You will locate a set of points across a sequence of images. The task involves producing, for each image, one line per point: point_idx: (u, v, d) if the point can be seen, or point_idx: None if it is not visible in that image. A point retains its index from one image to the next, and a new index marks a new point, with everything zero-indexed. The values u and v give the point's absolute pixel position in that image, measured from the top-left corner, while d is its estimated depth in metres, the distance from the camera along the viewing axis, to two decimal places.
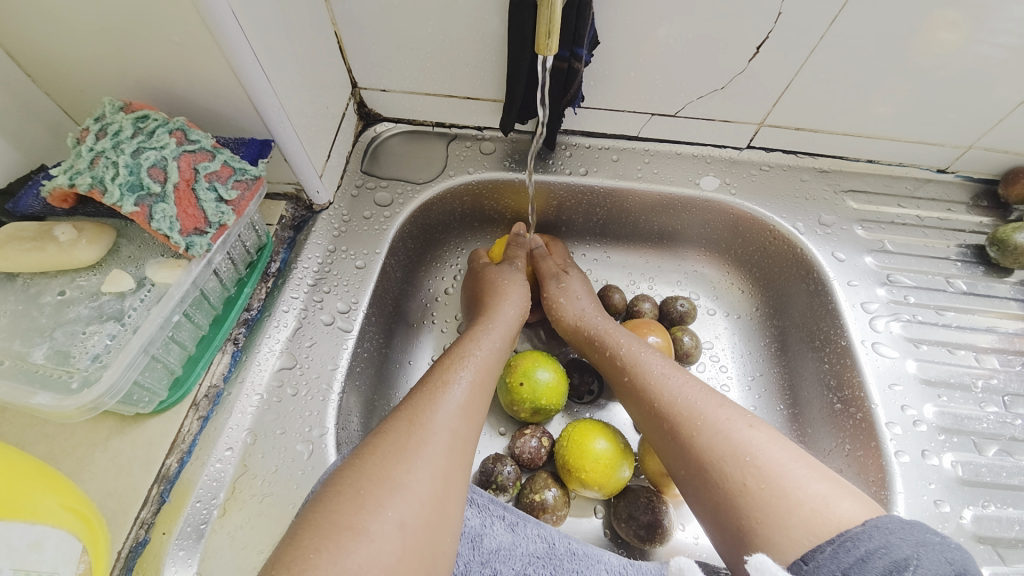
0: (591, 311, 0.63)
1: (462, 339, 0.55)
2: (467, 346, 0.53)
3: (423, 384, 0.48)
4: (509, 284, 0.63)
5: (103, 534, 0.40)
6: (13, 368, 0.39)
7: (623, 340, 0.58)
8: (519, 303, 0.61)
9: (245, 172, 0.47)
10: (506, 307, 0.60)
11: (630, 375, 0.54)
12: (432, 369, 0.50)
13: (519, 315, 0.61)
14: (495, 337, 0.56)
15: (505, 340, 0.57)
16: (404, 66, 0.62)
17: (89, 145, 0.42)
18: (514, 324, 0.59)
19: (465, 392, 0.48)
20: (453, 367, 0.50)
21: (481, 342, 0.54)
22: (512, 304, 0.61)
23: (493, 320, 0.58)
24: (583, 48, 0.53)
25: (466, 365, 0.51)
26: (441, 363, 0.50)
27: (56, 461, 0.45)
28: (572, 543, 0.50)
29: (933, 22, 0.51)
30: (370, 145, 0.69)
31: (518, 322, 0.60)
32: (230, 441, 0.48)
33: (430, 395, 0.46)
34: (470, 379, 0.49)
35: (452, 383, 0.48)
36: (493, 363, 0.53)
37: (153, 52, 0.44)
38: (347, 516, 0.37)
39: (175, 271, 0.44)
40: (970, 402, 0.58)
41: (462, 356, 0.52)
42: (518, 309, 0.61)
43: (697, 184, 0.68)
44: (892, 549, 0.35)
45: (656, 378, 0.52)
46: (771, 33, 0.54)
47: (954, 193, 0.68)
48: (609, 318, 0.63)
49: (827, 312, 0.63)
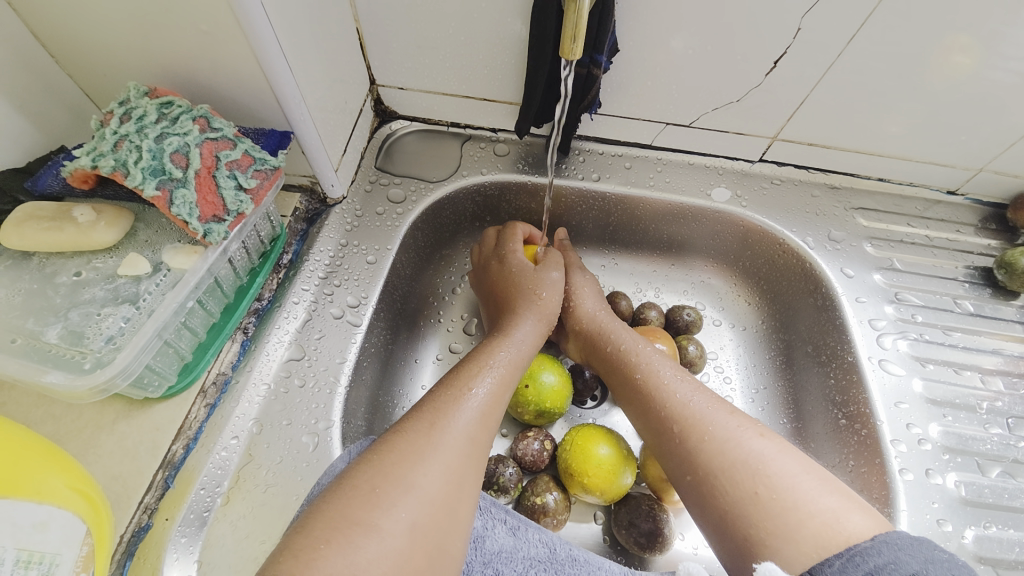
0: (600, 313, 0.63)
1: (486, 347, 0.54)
2: (490, 353, 0.53)
3: (444, 387, 0.47)
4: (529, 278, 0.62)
5: (107, 517, 0.40)
6: (25, 346, 0.39)
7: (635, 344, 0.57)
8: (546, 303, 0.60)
9: (265, 163, 0.47)
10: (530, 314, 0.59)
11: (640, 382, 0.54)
12: (457, 372, 0.50)
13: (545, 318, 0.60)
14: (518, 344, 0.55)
15: (530, 350, 0.56)
16: (424, 65, 0.62)
17: (113, 128, 0.42)
18: (539, 332, 0.59)
19: (485, 399, 0.47)
20: (476, 373, 0.50)
21: (505, 351, 0.54)
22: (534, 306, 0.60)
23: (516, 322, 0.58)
24: (603, 54, 0.53)
25: (491, 371, 0.50)
26: (466, 369, 0.50)
27: (61, 442, 0.45)
28: (573, 549, 0.50)
29: (948, 45, 0.51)
30: (385, 142, 0.69)
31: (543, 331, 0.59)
32: (236, 430, 0.48)
33: (452, 399, 0.46)
34: (491, 388, 0.49)
35: (475, 390, 0.48)
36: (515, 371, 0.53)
37: (179, 40, 0.44)
38: (359, 511, 0.37)
39: (191, 257, 0.45)
40: (973, 423, 0.58)
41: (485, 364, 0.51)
42: (542, 310, 0.60)
43: (709, 195, 0.68)
44: (900, 565, 0.34)
45: (666, 384, 0.52)
46: (789, 48, 0.54)
47: (963, 215, 0.69)
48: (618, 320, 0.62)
49: (835, 327, 0.63)
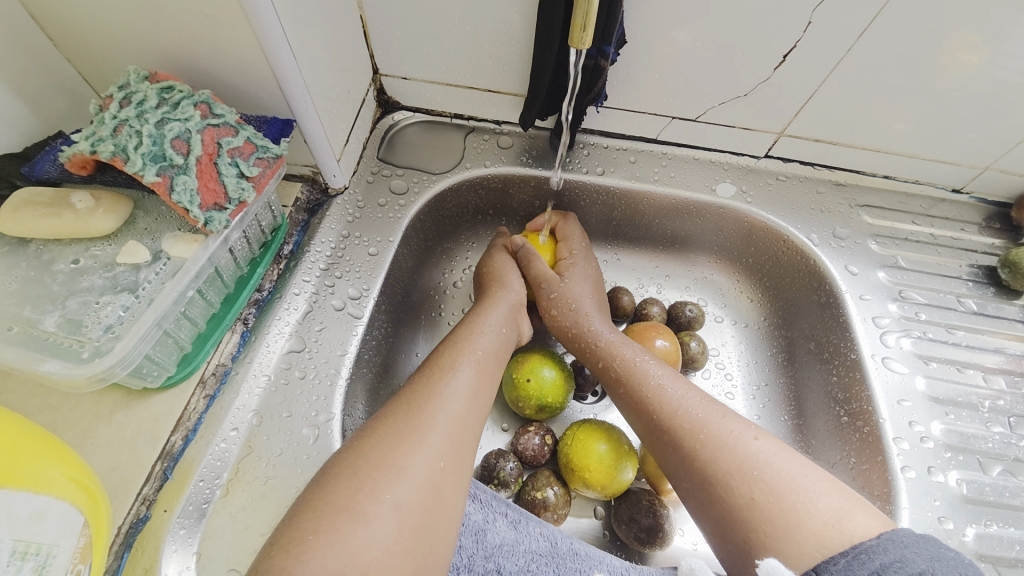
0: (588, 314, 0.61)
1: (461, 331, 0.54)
2: (468, 336, 0.53)
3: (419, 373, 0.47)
4: (504, 272, 0.63)
5: (105, 508, 0.40)
6: (22, 334, 0.39)
7: (617, 350, 0.57)
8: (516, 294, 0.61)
9: (268, 150, 0.46)
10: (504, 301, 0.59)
11: (630, 378, 0.54)
12: (431, 357, 0.50)
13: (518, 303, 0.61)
14: (494, 327, 0.55)
15: (504, 332, 0.56)
16: (427, 55, 0.61)
17: (112, 112, 0.41)
18: (508, 317, 0.58)
19: (464, 378, 0.47)
20: (452, 355, 0.50)
21: (482, 333, 0.54)
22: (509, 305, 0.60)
23: (491, 310, 0.58)
24: (611, 45, 0.53)
25: (466, 351, 0.50)
26: (440, 352, 0.50)
27: (58, 432, 0.44)
28: (575, 543, 0.50)
29: (955, 43, 0.51)
30: (387, 132, 0.68)
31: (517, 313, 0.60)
32: (235, 422, 0.48)
33: (429, 381, 0.46)
34: (468, 367, 0.49)
35: (452, 369, 0.48)
36: (494, 351, 0.53)
37: (180, 24, 0.43)
38: (343, 497, 0.36)
39: (191, 245, 0.44)
40: (975, 421, 0.58)
41: (461, 345, 0.51)
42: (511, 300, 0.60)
43: (713, 190, 0.68)
44: (907, 563, 0.34)
45: (654, 390, 0.52)
46: (797, 44, 0.53)
47: (967, 214, 0.68)
48: (609, 324, 0.61)
49: (838, 325, 0.63)
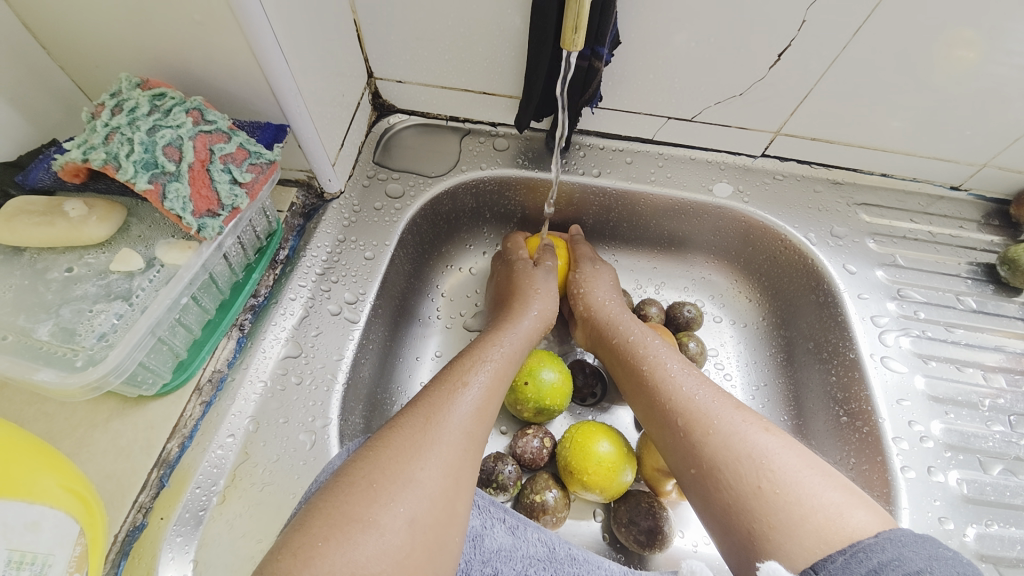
0: (615, 310, 0.62)
1: (482, 343, 0.54)
2: (488, 349, 0.53)
3: (439, 382, 0.47)
4: (535, 282, 0.63)
5: (101, 517, 0.39)
6: (17, 344, 0.38)
7: (643, 344, 0.57)
8: (543, 309, 0.61)
9: (260, 156, 0.46)
10: (529, 314, 0.59)
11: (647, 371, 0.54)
12: (450, 368, 0.50)
13: (545, 318, 0.60)
14: (512, 342, 0.55)
15: (524, 350, 0.56)
16: (421, 58, 0.61)
17: (104, 120, 0.41)
18: (533, 336, 0.58)
19: (480, 394, 0.47)
20: (471, 368, 0.49)
21: (502, 346, 0.54)
22: (534, 313, 0.59)
23: (513, 324, 0.57)
24: (605, 47, 0.53)
25: (485, 367, 0.50)
26: (460, 364, 0.50)
27: (55, 441, 0.44)
28: (572, 548, 0.50)
29: (952, 39, 0.51)
30: (383, 136, 0.68)
31: (539, 333, 0.59)
32: (232, 428, 0.48)
33: (447, 394, 0.46)
34: (486, 383, 0.48)
35: (470, 384, 0.47)
36: (509, 370, 0.52)
37: (172, 31, 0.43)
38: (356, 507, 0.36)
39: (185, 252, 0.44)
40: (975, 420, 0.58)
41: (481, 359, 0.51)
42: (540, 315, 0.60)
43: (710, 191, 0.68)
44: (905, 562, 0.34)
45: (672, 382, 0.51)
46: (792, 42, 0.53)
47: (966, 211, 0.68)
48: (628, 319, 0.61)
49: (836, 324, 0.63)
